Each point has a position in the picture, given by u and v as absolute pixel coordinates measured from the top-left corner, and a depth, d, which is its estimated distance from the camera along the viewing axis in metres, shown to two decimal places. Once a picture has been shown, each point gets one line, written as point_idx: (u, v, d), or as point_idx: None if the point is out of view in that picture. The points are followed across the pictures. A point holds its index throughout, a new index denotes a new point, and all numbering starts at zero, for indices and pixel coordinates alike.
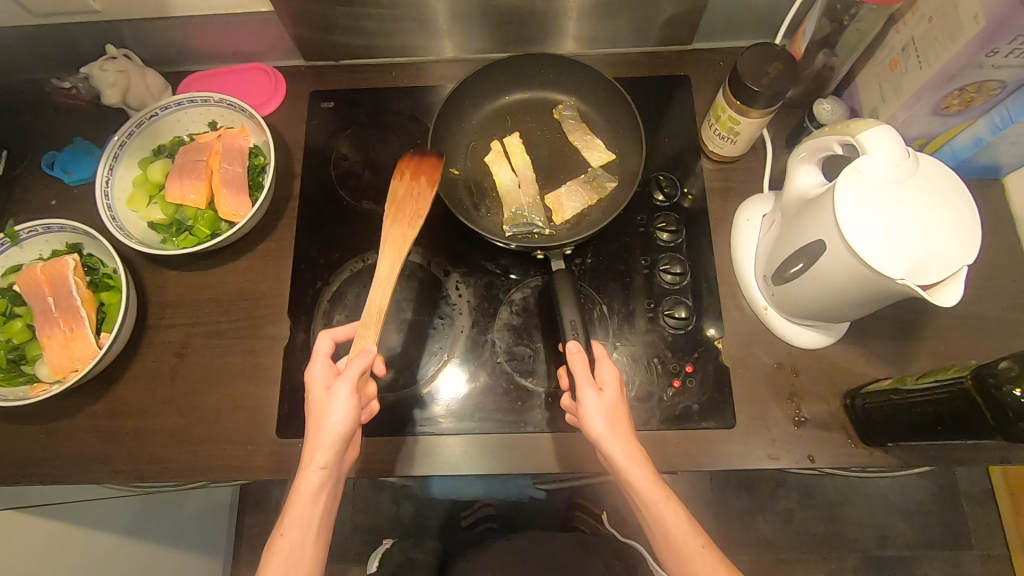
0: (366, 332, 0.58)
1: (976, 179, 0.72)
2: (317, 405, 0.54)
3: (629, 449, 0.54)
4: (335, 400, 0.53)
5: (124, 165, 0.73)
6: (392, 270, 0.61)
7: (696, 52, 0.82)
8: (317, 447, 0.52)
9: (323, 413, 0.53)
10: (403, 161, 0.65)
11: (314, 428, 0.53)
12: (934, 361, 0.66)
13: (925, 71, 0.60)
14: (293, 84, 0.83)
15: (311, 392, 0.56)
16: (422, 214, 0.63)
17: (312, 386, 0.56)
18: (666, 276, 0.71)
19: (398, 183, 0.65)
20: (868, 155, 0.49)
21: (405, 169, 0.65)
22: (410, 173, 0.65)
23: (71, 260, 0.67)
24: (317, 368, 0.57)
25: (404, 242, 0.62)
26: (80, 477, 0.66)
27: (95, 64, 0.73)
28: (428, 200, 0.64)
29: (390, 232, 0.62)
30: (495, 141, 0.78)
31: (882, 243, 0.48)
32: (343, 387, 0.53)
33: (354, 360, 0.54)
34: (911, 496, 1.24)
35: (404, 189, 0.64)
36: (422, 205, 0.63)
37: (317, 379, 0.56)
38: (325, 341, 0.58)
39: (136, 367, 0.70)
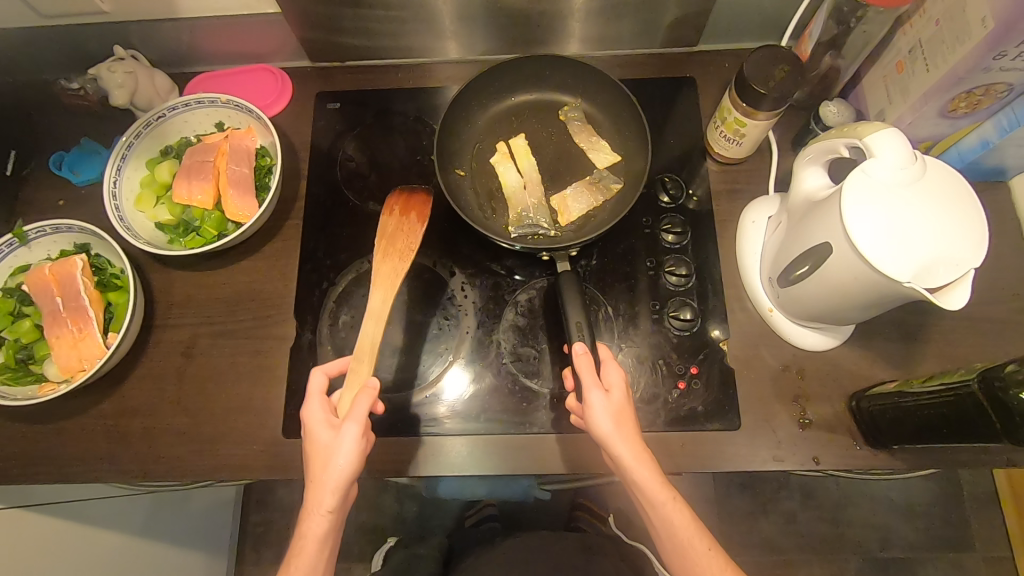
0: (360, 367, 0.60)
1: (982, 182, 0.72)
2: (321, 446, 0.54)
3: (636, 450, 0.54)
4: (341, 443, 0.52)
5: (131, 166, 0.73)
6: (383, 302, 0.64)
7: (701, 53, 0.82)
8: (324, 489, 0.52)
9: (329, 456, 0.53)
10: (393, 198, 0.69)
11: (318, 470, 0.53)
12: (940, 363, 0.66)
13: (932, 74, 0.60)
14: (299, 85, 0.83)
15: (310, 432, 0.55)
16: (413, 248, 0.67)
17: (310, 427, 0.55)
18: (672, 278, 0.71)
19: (388, 220, 0.68)
20: (875, 158, 0.49)
21: (395, 206, 0.68)
22: (400, 209, 0.68)
23: (79, 260, 0.67)
24: (314, 407, 0.55)
25: (394, 275, 0.65)
26: (88, 476, 0.67)
27: (104, 65, 0.73)
28: (417, 233, 0.67)
29: (381, 267, 0.65)
30: (500, 142, 0.78)
31: (891, 247, 0.48)
32: (349, 428, 0.52)
33: (358, 399, 0.54)
34: (914, 497, 1.24)
35: (394, 225, 0.68)
36: (412, 241, 0.67)
37: (316, 419, 0.55)
38: (318, 379, 0.57)
39: (144, 366, 0.70)
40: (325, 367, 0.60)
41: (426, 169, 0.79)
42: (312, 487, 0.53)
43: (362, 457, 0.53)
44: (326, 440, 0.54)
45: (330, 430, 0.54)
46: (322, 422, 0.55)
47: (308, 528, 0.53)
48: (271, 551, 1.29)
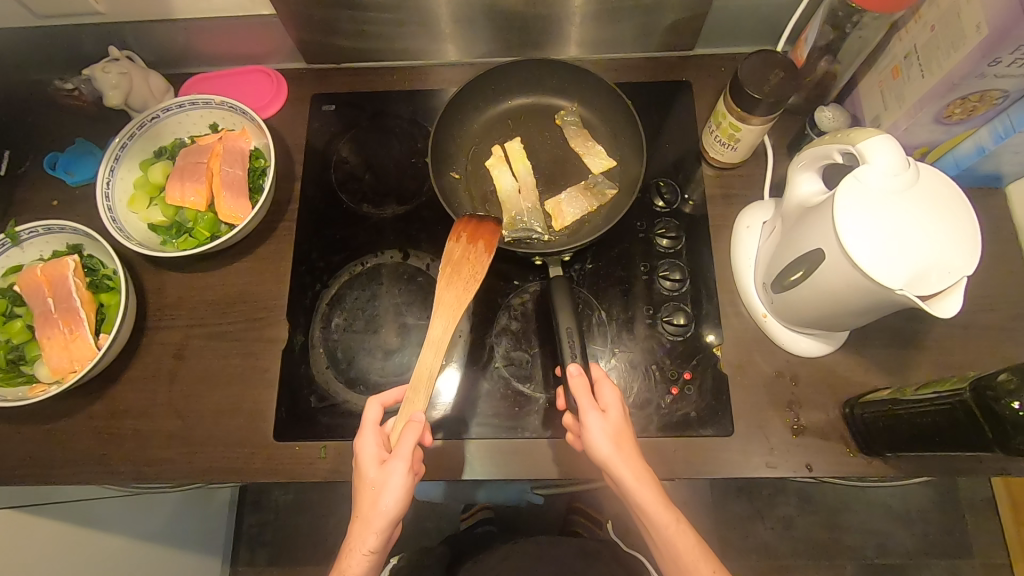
0: (416, 396, 0.58)
1: (978, 188, 0.72)
2: (367, 482, 0.53)
3: (637, 472, 0.54)
4: (386, 482, 0.52)
5: (125, 166, 0.73)
6: (445, 332, 0.61)
7: (698, 57, 0.82)
8: (367, 529, 0.52)
9: (375, 493, 0.52)
10: (460, 224, 0.65)
11: (364, 507, 0.52)
12: (935, 370, 0.66)
13: (927, 80, 0.60)
14: (295, 86, 0.83)
15: (361, 467, 0.54)
16: (478, 277, 0.63)
17: (360, 460, 0.54)
18: (666, 283, 0.71)
19: (454, 245, 0.64)
20: (869, 164, 0.49)
21: (462, 232, 0.65)
22: (467, 236, 0.65)
23: (71, 261, 0.67)
24: (366, 440, 0.55)
25: (457, 305, 0.62)
26: (79, 477, 0.66)
27: (98, 66, 0.73)
28: (484, 264, 0.64)
29: (444, 295, 0.62)
30: (496, 145, 0.77)
31: (884, 257, 0.48)
32: (397, 466, 0.52)
33: (405, 434, 0.53)
34: (911, 502, 1.23)
35: (460, 253, 0.64)
36: (478, 269, 0.63)
37: (367, 453, 0.54)
38: (373, 410, 0.57)
39: (136, 368, 0.70)
40: (381, 397, 0.59)
41: (421, 172, 0.79)
42: (358, 525, 0.52)
43: (408, 496, 0.53)
44: (371, 477, 0.53)
45: (377, 467, 0.53)
46: (371, 456, 0.54)
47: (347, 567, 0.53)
48: (266, 552, 1.29)
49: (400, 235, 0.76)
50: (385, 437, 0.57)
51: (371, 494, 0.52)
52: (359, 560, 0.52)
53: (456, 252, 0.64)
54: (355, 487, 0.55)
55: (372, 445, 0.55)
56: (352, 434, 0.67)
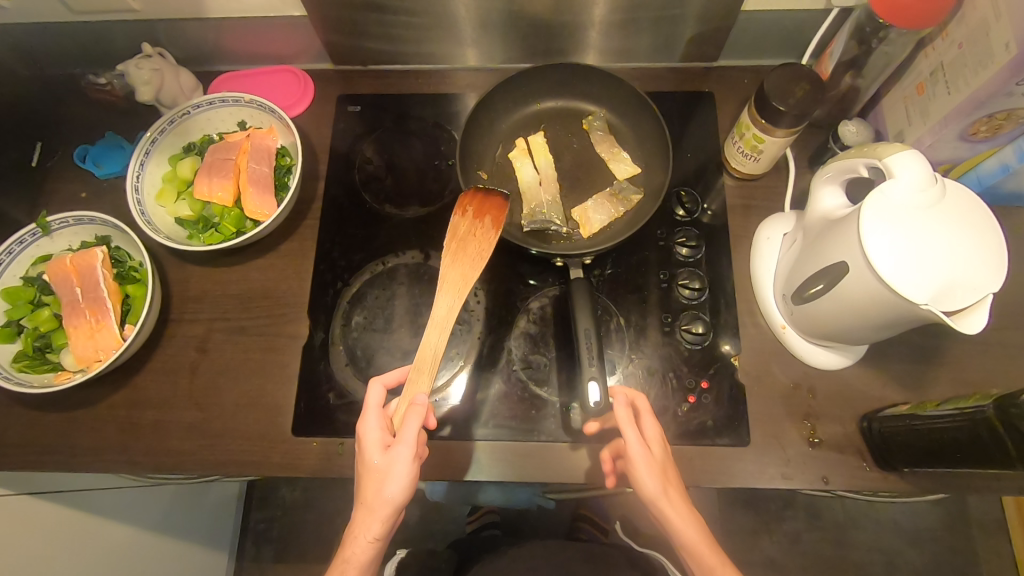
0: (419, 378, 0.58)
1: (1000, 206, 0.72)
2: (371, 469, 0.52)
3: (682, 510, 0.54)
4: (391, 467, 0.51)
5: (154, 161, 0.74)
6: (450, 312, 0.61)
7: (720, 69, 0.82)
8: (371, 514, 0.51)
9: (380, 480, 0.51)
10: (466, 198, 0.65)
11: (369, 494, 0.52)
12: (953, 387, 0.66)
13: (953, 97, 0.60)
14: (321, 87, 0.84)
15: (364, 453, 0.53)
16: (485, 256, 0.63)
17: (364, 445, 0.53)
18: (684, 291, 0.71)
19: (459, 220, 0.64)
20: (894, 179, 0.49)
21: (468, 207, 0.64)
22: (474, 211, 0.64)
23: (99, 252, 0.68)
24: (369, 425, 0.54)
25: (462, 283, 0.62)
26: (99, 465, 0.67)
27: (131, 61, 0.74)
28: (490, 241, 0.63)
29: (449, 272, 0.62)
30: (518, 140, 0.79)
31: (913, 267, 0.48)
32: (402, 452, 0.51)
33: (410, 419, 0.52)
34: (920, 520, 1.22)
35: (466, 228, 0.63)
36: (484, 245, 0.63)
37: (371, 438, 0.53)
38: (376, 392, 0.56)
39: (158, 359, 0.71)
40: (383, 379, 0.58)
41: (443, 174, 0.80)
42: (362, 513, 0.52)
43: (413, 483, 0.52)
44: (377, 463, 0.52)
45: (381, 452, 0.53)
46: (375, 441, 0.53)
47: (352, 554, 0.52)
48: (271, 548, 1.30)
49: (421, 236, 0.77)
50: (388, 421, 0.56)
51: (375, 481, 0.52)
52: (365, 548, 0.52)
53: (463, 226, 0.64)
54: (358, 473, 0.54)
55: (375, 427, 0.54)
56: None
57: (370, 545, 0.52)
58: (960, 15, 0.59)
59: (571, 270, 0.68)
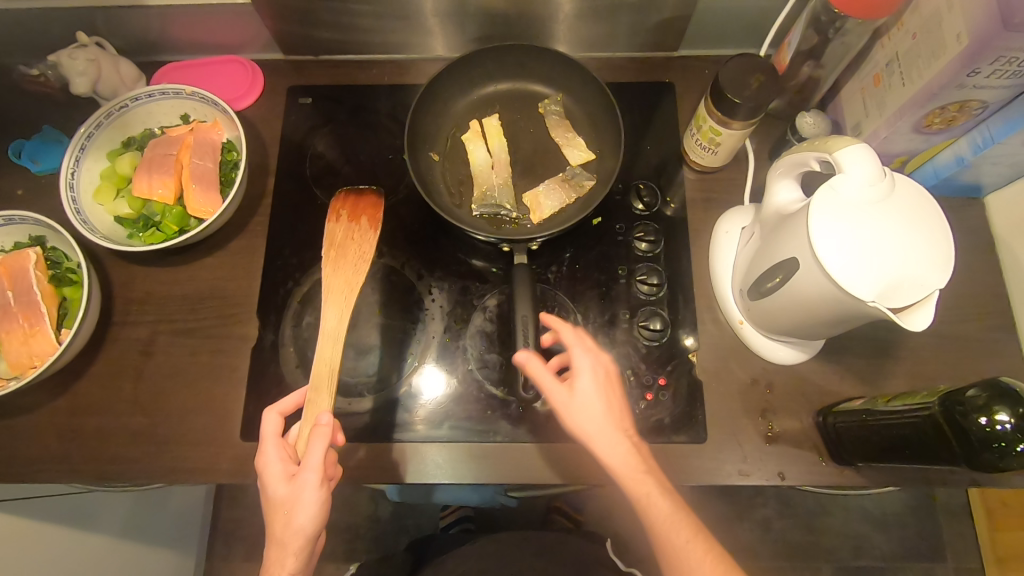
0: (318, 397, 0.58)
1: (957, 198, 0.72)
2: (278, 502, 0.50)
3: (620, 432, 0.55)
4: (296, 496, 0.50)
5: (91, 157, 0.71)
6: (340, 321, 0.62)
7: (682, 59, 0.81)
8: (283, 546, 0.50)
9: (288, 511, 0.50)
10: (340, 204, 0.68)
11: (279, 529, 0.50)
12: (909, 382, 0.66)
13: (908, 89, 0.59)
14: (273, 78, 0.81)
15: (268, 486, 0.51)
16: (365, 256, 0.65)
17: (267, 479, 0.52)
18: (643, 287, 0.70)
19: (335, 226, 0.67)
20: (844, 174, 0.49)
21: (343, 211, 0.68)
22: (348, 213, 0.68)
23: (33, 253, 0.65)
24: (269, 456, 0.52)
25: (347, 287, 0.63)
26: (37, 475, 0.65)
27: (64, 52, 0.70)
28: (368, 239, 0.66)
29: (333, 280, 0.64)
30: (473, 120, 0.77)
31: (852, 266, 0.48)
32: (309, 479, 0.49)
33: (313, 444, 0.50)
34: (888, 507, 1.24)
35: (343, 232, 0.67)
36: (364, 246, 0.66)
37: (273, 471, 0.52)
38: (271, 421, 0.54)
39: (100, 364, 0.68)
40: (279, 404, 0.56)
41: (399, 169, 0.77)
42: (275, 549, 0.51)
43: (325, 508, 0.51)
44: (282, 495, 0.50)
45: (286, 483, 0.51)
46: (277, 473, 0.52)
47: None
48: (242, 547, 1.28)
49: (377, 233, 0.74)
50: (289, 449, 0.54)
51: (281, 516, 0.50)
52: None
53: (338, 230, 0.67)
54: (266, 507, 0.52)
55: (276, 459, 0.52)
56: None
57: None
58: (914, 5, 0.58)
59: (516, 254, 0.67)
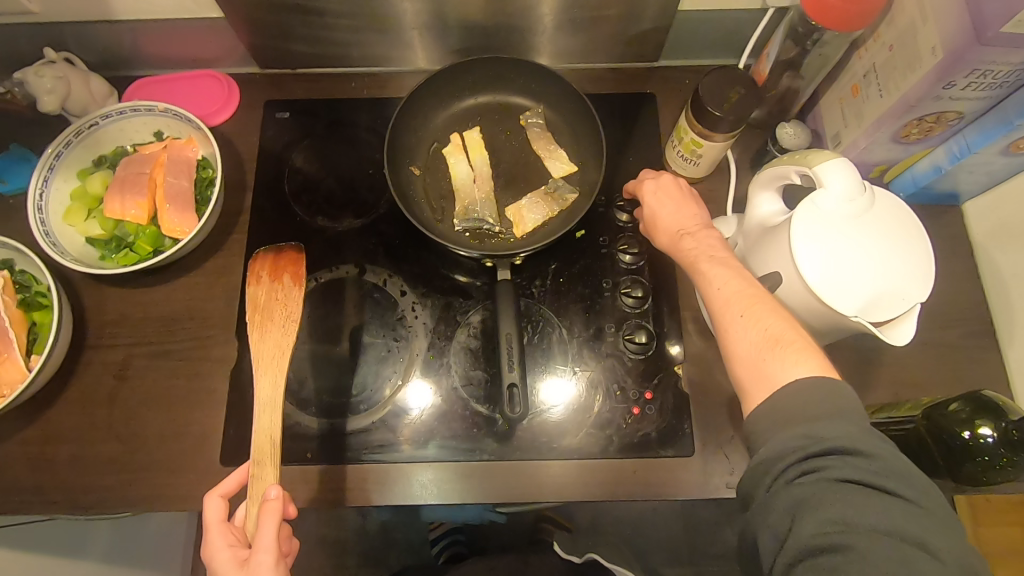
0: (262, 471, 0.54)
1: (935, 206, 0.73)
2: None
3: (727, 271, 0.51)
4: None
5: (60, 176, 0.69)
6: (274, 389, 0.57)
7: (663, 69, 0.81)
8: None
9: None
10: (257, 263, 0.61)
11: None
12: (892, 390, 0.66)
13: (885, 100, 0.60)
14: (249, 93, 0.80)
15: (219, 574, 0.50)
16: (294, 316, 0.59)
17: (216, 568, 0.50)
18: (627, 300, 0.70)
19: (257, 288, 0.60)
20: (824, 189, 0.49)
21: (262, 271, 0.61)
22: (269, 273, 0.61)
23: (0, 277, 0.63)
24: (216, 543, 0.51)
25: (278, 354, 0.58)
26: (8, 506, 0.62)
27: (31, 69, 0.68)
28: (296, 298, 0.60)
29: (262, 348, 0.58)
30: (454, 134, 0.76)
31: (830, 281, 0.48)
32: (263, 559, 0.48)
33: (263, 523, 0.49)
34: None
35: (265, 295, 0.60)
36: (291, 307, 0.60)
37: (222, 558, 0.50)
38: (214, 507, 0.53)
39: (73, 390, 0.66)
40: (222, 487, 0.55)
41: (380, 183, 0.76)
42: None
43: None
44: None
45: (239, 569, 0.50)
46: (228, 559, 0.50)
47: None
48: None
49: (358, 250, 0.73)
50: (237, 531, 0.53)
51: None
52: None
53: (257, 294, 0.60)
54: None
55: (223, 545, 0.51)
56: (310, 456, 0.65)
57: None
58: (890, 17, 0.59)
59: (500, 269, 0.66)
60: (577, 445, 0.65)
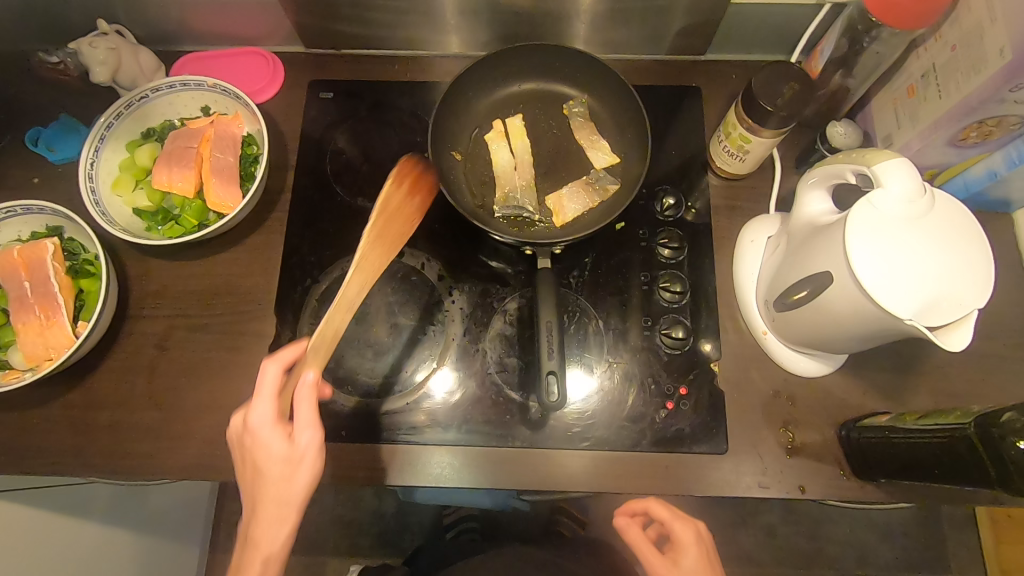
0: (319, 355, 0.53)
1: (985, 213, 0.71)
2: (273, 476, 0.49)
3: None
4: (290, 481, 0.49)
5: (110, 147, 0.70)
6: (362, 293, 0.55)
7: (709, 63, 0.80)
8: (263, 542, 0.50)
9: (290, 468, 0.49)
10: (403, 170, 0.60)
11: (271, 492, 0.49)
12: (933, 398, 0.65)
13: (944, 102, 0.58)
14: (293, 72, 0.80)
15: (261, 438, 0.49)
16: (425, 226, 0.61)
17: (255, 430, 0.50)
18: (665, 294, 0.69)
19: (394, 191, 0.59)
20: (883, 189, 0.48)
21: (405, 179, 0.60)
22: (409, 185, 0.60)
23: (50, 244, 0.64)
24: (260, 408, 0.50)
25: (381, 263, 0.57)
26: (50, 468, 0.64)
27: (84, 40, 0.69)
28: (412, 223, 0.60)
29: (386, 227, 0.57)
30: (496, 120, 0.76)
31: (885, 281, 0.47)
32: (309, 433, 0.50)
33: (303, 402, 0.50)
34: (893, 518, 1.19)
35: (398, 203, 0.59)
36: (405, 228, 0.59)
37: (259, 417, 0.50)
38: (273, 370, 0.51)
39: (114, 357, 0.68)
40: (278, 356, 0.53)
41: None
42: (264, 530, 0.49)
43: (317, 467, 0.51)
44: (280, 452, 0.49)
45: (281, 445, 0.49)
46: (269, 425, 0.50)
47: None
48: None
49: None
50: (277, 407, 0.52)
51: (264, 468, 0.50)
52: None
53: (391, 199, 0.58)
54: (245, 449, 0.51)
55: (266, 416, 0.50)
56: (344, 435, 0.65)
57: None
58: (954, 16, 0.57)
59: (539, 258, 0.66)
60: (609, 437, 0.65)
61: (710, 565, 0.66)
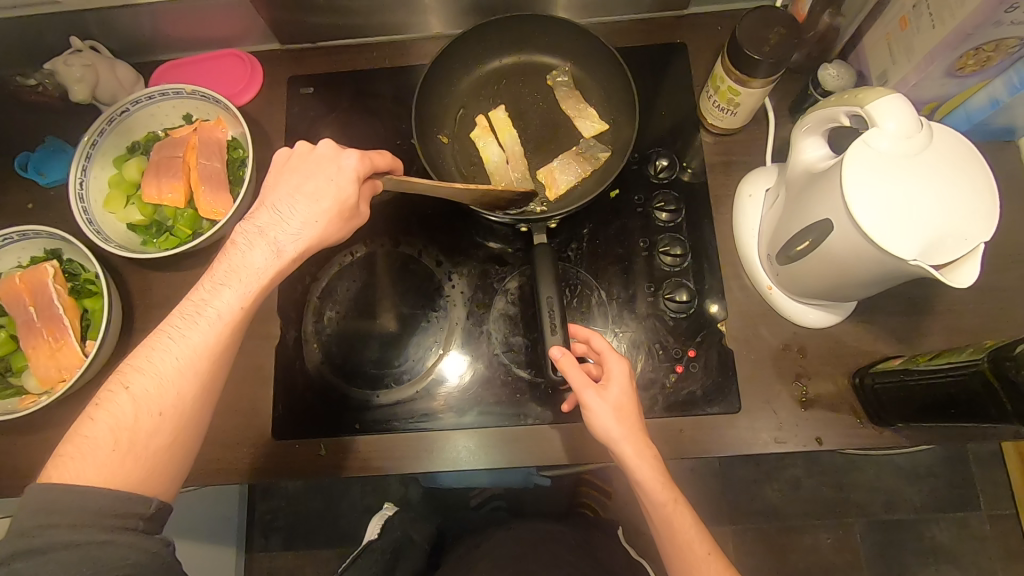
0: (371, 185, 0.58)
1: (990, 142, 0.69)
2: (333, 161, 0.53)
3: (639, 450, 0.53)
4: (277, 272, 0.51)
5: (97, 165, 0.70)
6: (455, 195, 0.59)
7: (693, 16, 0.77)
8: (218, 292, 0.49)
9: (332, 169, 0.53)
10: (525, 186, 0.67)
11: (311, 205, 0.52)
12: (947, 336, 0.64)
13: (937, 32, 0.56)
14: (272, 70, 0.79)
15: (341, 156, 0.53)
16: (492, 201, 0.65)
17: (341, 159, 0.53)
18: (666, 259, 0.69)
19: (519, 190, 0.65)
20: (878, 128, 0.46)
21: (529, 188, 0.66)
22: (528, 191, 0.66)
23: (50, 267, 0.64)
24: (348, 156, 0.53)
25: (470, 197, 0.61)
26: None
27: (59, 59, 0.69)
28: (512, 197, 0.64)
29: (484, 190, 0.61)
30: (478, 116, 0.74)
31: (886, 220, 0.46)
32: (355, 215, 0.55)
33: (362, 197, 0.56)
34: (918, 460, 1.18)
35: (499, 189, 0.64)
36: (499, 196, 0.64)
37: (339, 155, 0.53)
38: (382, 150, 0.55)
39: None
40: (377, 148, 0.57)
41: (407, 153, 0.75)
42: (273, 225, 0.51)
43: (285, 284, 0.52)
44: (344, 193, 0.53)
45: (343, 185, 0.53)
46: (351, 169, 0.53)
47: (111, 433, 0.44)
48: (279, 537, 1.25)
49: (390, 223, 0.73)
50: None
51: (321, 196, 0.52)
52: (149, 417, 0.45)
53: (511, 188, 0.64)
54: (301, 156, 0.54)
55: (352, 165, 0.53)
56: (359, 428, 0.66)
57: (180, 376, 0.47)
58: None
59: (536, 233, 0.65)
60: None
61: (638, 417, 0.55)
